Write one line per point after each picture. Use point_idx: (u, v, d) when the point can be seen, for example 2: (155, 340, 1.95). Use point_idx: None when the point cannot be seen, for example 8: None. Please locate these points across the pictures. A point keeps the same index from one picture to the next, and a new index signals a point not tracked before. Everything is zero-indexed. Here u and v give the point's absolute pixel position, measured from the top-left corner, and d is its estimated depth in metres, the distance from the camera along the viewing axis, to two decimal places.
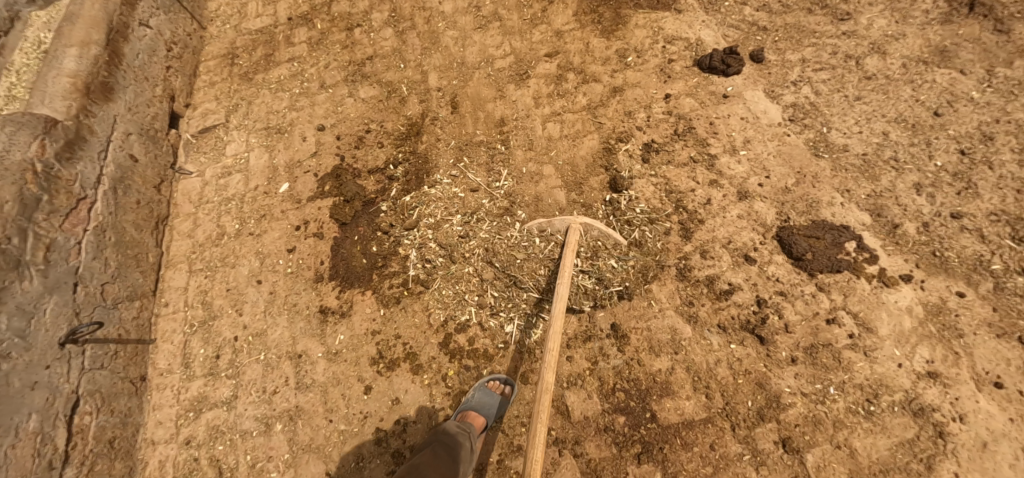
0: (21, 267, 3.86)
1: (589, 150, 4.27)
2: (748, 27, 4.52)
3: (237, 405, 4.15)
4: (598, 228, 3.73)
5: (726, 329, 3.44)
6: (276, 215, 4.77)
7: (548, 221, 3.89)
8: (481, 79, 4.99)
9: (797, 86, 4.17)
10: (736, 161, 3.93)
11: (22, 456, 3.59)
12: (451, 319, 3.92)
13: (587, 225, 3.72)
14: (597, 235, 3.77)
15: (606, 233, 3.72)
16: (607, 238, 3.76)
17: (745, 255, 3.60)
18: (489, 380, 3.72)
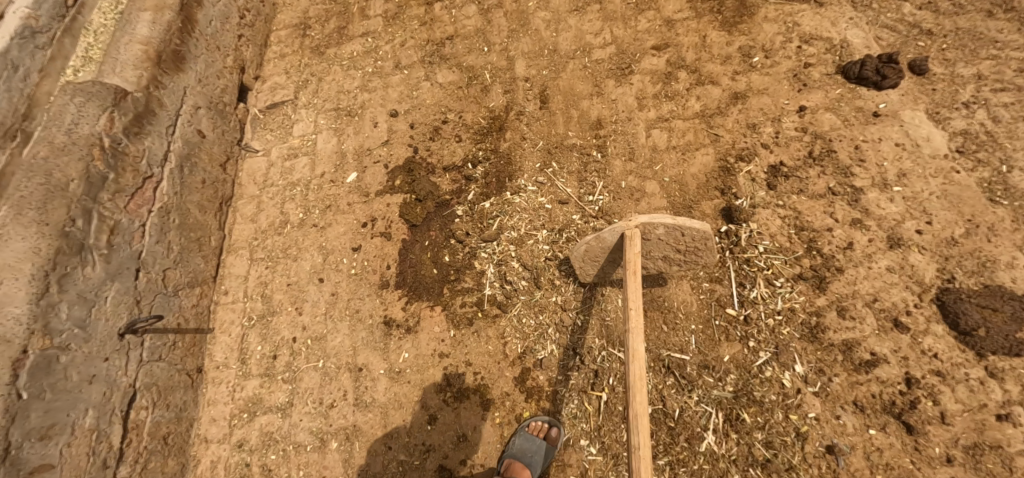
0: (83, 252, 3.53)
1: (701, 167, 3.67)
2: (907, 30, 3.75)
3: (293, 414, 3.87)
4: (663, 223, 3.01)
5: (865, 409, 2.91)
6: (342, 207, 4.38)
7: (596, 237, 3.16)
8: (576, 70, 4.40)
9: (970, 109, 3.41)
10: (887, 199, 3.27)
11: (77, 454, 3.34)
12: (530, 352, 3.47)
13: (648, 226, 3.01)
14: (666, 232, 3.05)
15: (677, 227, 2.97)
16: (679, 235, 3.03)
17: (895, 320, 3.01)
18: (529, 423, 3.27)
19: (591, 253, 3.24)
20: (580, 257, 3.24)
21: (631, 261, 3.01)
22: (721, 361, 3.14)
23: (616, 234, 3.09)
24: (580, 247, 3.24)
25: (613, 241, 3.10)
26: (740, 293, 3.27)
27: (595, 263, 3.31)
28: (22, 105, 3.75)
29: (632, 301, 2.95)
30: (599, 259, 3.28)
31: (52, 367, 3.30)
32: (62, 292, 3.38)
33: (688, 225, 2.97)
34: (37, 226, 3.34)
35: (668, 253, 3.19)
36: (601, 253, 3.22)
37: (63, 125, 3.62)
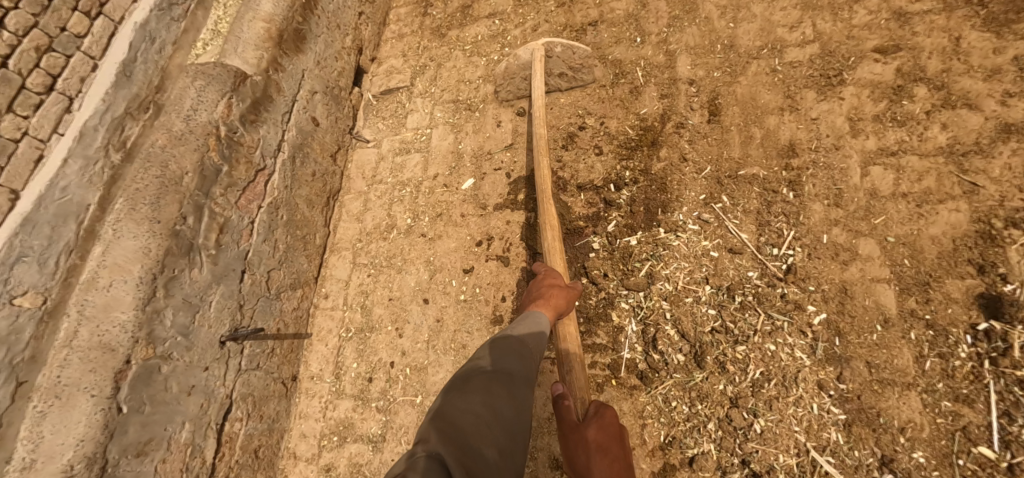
0: (192, 252, 3.11)
1: (946, 228, 2.74)
2: None
3: (384, 450, 3.34)
4: (560, 43, 3.64)
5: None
6: (454, 218, 3.77)
7: (513, 57, 3.78)
8: (759, 74, 3.44)
9: None
10: None
11: (169, 472, 2.89)
12: (676, 446, 2.69)
13: (549, 45, 3.64)
14: (563, 51, 3.67)
15: (570, 46, 3.64)
16: (571, 53, 3.68)
17: None
18: None
19: (510, 72, 3.84)
20: (501, 72, 3.84)
21: (537, 69, 3.64)
22: None
23: (529, 54, 3.73)
24: (502, 64, 3.85)
25: (526, 58, 3.73)
26: (1004, 426, 2.37)
27: (514, 82, 3.90)
28: (156, 77, 3.33)
29: (537, 82, 3.58)
30: (516, 78, 3.86)
31: (153, 378, 2.87)
32: (168, 296, 2.96)
33: (579, 46, 3.65)
34: (149, 224, 2.92)
35: (564, 73, 3.79)
36: (519, 71, 3.81)
37: (181, 112, 3.20)
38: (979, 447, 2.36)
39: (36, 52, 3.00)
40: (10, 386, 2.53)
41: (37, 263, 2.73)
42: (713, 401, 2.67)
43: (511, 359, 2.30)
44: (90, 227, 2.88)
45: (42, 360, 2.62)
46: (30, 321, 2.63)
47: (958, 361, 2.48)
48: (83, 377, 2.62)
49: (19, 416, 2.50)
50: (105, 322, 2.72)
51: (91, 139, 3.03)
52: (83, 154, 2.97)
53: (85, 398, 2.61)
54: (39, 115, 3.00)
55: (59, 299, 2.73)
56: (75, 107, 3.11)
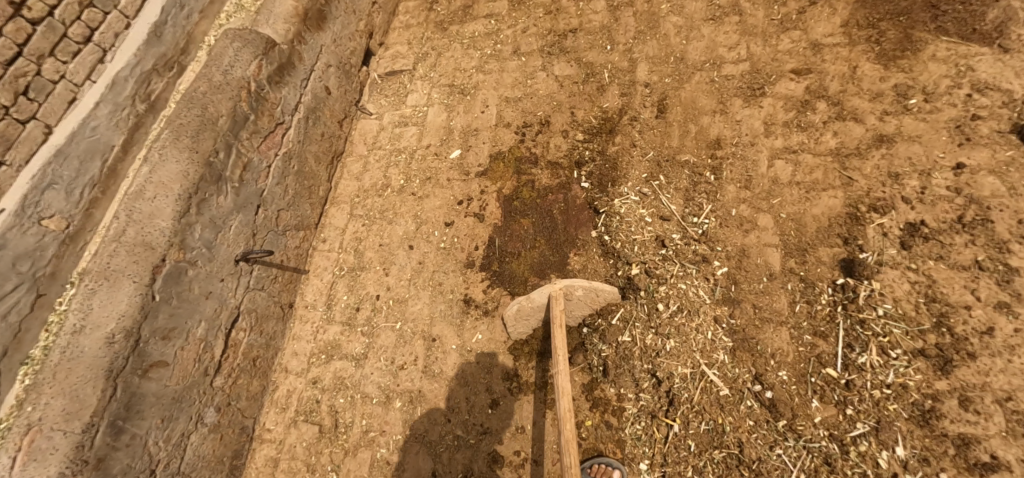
0: (220, 182, 3.66)
1: (825, 210, 3.52)
2: None
3: (365, 366, 3.89)
4: (581, 286, 3.34)
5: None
6: (442, 182, 4.44)
7: (526, 297, 3.43)
8: (701, 83, 4.22)
9: None
10: None
11: (186, 359, 3.39)
12: (604, 363, 3.36)
13: (570, 289, 3.33)
14: (584, 294, 3.37)
15: (592, 290, 3.33)
16: (594, 296, 3.38)
17: None
18: (591, 464, 3.11)
19: (522, 312, 3.46)
20: (512, 314, 3.45)
21: (556, 328, 3.28)
22: (812, 421, 2.98)
23: (544, 296, 3.38)
24: (512, 305, 3.47)
25: (542, 301, 3.38)
26: (846, 355, 3.10)
27: (525, 322, 3.54)
28: (182, 40, 4.03)
29: (560, 350, 3.19)
30: (531, 318, 3.51)
31: (182, 278, 3.38)
32: (199, 214, 3.49)
33: (602, 289, 3.35)
34: (189, 153, 3.48)
35: (583, 312, 3.49)
36: (532, 311, 3.46)
37: (220, 66, 3.79)
38: (827, 368, 3.07)
39: (79, 6, 3.62)
40: (32, 297, 3.25)
41: (65, 192, 3.46)
42: (633, 326, 3.38)
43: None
44: (110, 168, 3.61)
45: (60, 278, 3.34)
46: (53, 242, 3.35)
47: (820, 306, 3.23)
48: (127, 267, 3.14)
49: (36, 323, 3.22)
50: (148, 226, 3.25)
51: (121, 89, 3.74)
52: (112, 101, 3.70)
53: (129, 282, 3.13)
54: (76, 63, 3.64)
55: (78, 226, 3.46)
56: (107, 60, 3.76)
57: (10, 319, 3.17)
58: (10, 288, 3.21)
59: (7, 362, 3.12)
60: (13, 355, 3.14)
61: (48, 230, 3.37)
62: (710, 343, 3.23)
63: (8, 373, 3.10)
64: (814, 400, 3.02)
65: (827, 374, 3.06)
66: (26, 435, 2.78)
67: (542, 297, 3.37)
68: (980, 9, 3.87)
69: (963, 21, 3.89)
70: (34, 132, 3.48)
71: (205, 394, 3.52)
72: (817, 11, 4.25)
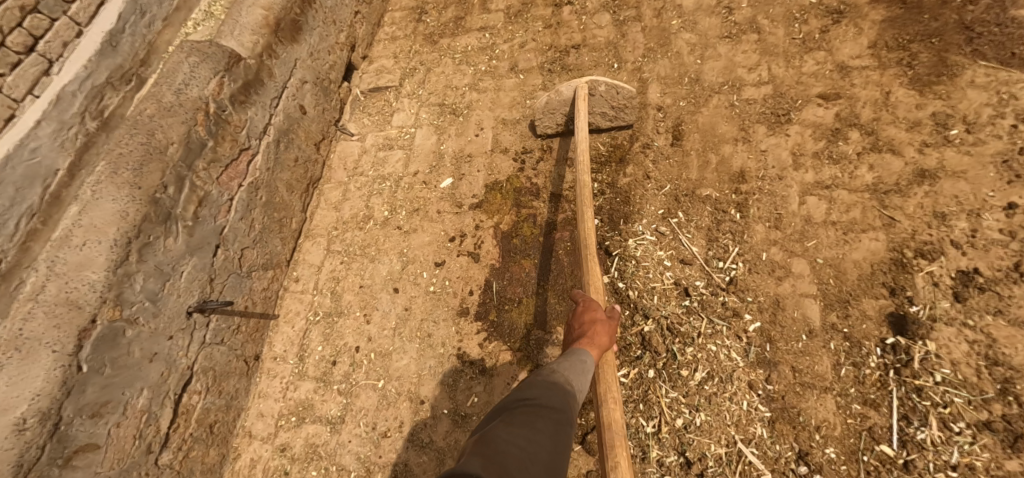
0: (169, 221, 3.10)
1: (867, 255, 3.13)
2: None
3: (343, 432, 3.38)
4: (605, 82, 3.57)
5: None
6: (431, 213, 3.95)
7: (555, 92, 3.67)
8: (720, 107, 3.83)
9: None
10: None
11: (123, 437, 2.83)
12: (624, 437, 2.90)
13: (594, 82, 3.55)
14: (606, 91, 3.60)
15: (614, 86, 3.55)
16: (614, 93, 3.61)
17: None
18: None
19: (550, 107, 3.73)
20: (541, 107, 3.72)
21: (580, 106, 3.52)
22: None
23: (572, 90, 3.63)
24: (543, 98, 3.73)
25: (569, 94, 3.62)
26: (902, 430, 2.69)
27: (554, 116, 3.80)
28: (142, 50, 3.65)
29: (582, 122, 3.47)
30: (558, 113, 3.77)
31: (117, 340, 2.82)
32: (141, 261, 2.94)
33: (623, 87, 3.56)
34: (130, 189, 2.92)
35: (605, 113, 3.74)
36: (560, 106, 3.72)
37: (172, 85, 3.26)
38: (881, 445, 2.67)
39: (21, 12, 3.24)
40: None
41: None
42: (654, 393, 2.94)
43: (528, 394, 2.25)
44: (53, 192, 3.11)
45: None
46: None
47: (869, 370, 2.82)
48: (46, 332, 2.57)
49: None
50: (74, 280, 2.68)
51: (68, 103, 3.33)
52: (58, 117, 3.28)
53: (46, 353, 2.54)
54: (17, 75, 3.25)
55: (11, 261, 2.92)
56: (53, 72, 3.36)
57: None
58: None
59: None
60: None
61: None
62: (745, 413, 2.81)
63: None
64: None
65: (883, 454, 2.65)
66: None
67: (569, 90, 3.61)
68: (1018, 31, 3.53)
69: (1000, 44, 3.55)
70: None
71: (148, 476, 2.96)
72: (843, 31, 3.90)
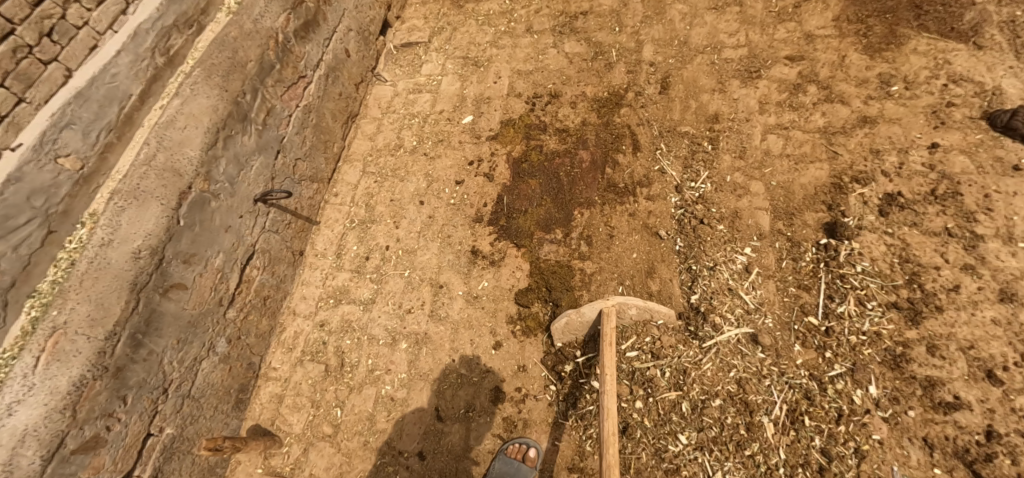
0: (246, 122, 3.84)
1: (812, 180, 3.81)
2: None
3: (373, 310, 4.07)
4: (634, 304, 3.43)
5: (934, 449, 2.96)
6: (454, 144, 4.66)
7: (576, 312, 3.47)
8: (702, 64, 4.52)
9: None
10: (1010, 253, 3.33)
11: (203, 286, 3.53)
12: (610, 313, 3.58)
13: (622, 306, 3.40)
14: (635, 312, 3.45)
15: (645, 309, 3.40)
16: (645, 315, 3.45)
17: (988, 372, 3.06)
18: (511, 444, 3.37)
19: (570, 327, 3.51)
20: (562, 329, 3.49)
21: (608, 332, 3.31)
22: (794, 363, 3.23)
23: (595, 311, 3.46)
24: (562, 319, 3.51)
25: (593, 317, 3.44)
26: (827, 306, 3.37)
27: (574, 337, 3.57)
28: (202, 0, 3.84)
29: (607, 368, 3.17)
30: (578, 334, 3.55)
31: (205, 207, 3.54)
32: (224, 149, 3.67)
33: (655, 308, 3.41)
34: (219, 91, 3.65)
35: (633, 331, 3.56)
36: (581, 327, 3.51)
37: (251, 14, 3.94)
38: (809, 317, 3.34)
39: None
40: (43, 232, 3.21)
41: (82, 133, 3.39)
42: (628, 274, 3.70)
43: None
44: (127, 115, 3.53)
45: (72, 216, 3.29)
46: (68, 181, 3.30)
47: (805, 262, 3.51)
48: (156, 189, 3.28)
49: (46, 257, 3.20)
50: (177, 154, 3.40)
51: (142, 40, 3.61)
52: (134, 51, 3.58)
53: (157, 204, 3.27)
54: (100, 12, 3.56)
55: (93, 168, 3.40)
56: (130, 12, 3.67)
57: (20, 251, 3.15)
58: (22, 220, 3.16)
59: (14, 295, 3.08)
60: (21, 287, 3.11)
61: (63, 169, 3.32)
62: (704, 291, 3.47)
63: (15, 304, 3.08)
64: (796, 345, 3.28)
65: (806, 320, 3.34)
66: (51, 337, 2.87)
67: (594, 313, 3.44)
68: (959, 10, 4.19)
69: (942, 20, 4.22)
70: (54, 73, 3.40)
71: (218, 323, 3.66)
72: (811, 6, 4.58)
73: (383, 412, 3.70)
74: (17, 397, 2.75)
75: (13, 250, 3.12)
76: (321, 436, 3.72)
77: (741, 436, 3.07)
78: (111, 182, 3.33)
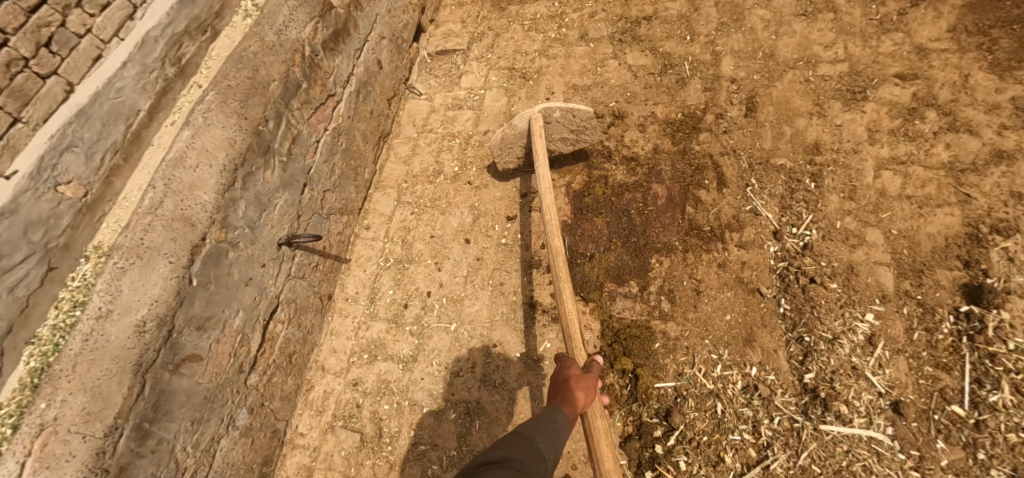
0: (268, 154, 3.28)
1: (941, 228, 3.19)
2: None
3: (415, 369, 3.51)
4: (558, 107, 3.50)
5: None
6: (502, 171, 4.07)
7: (508, 126, 3.62)
8: (794, 82, 3.87)
9: None
10: None
11: (221, 353, 2.99)
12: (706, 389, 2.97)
13: (547, 111, 3.50)
14: (562, 116, 3.52)
15: (568, 110, 3.48)
16: (571, 116, 3.52)
17: None
18: None
19: (507, 141, 3.66)
20: (497, 145, 3.66)
21: (536, 141, 3.51)
22: (939, 464, 2.65)
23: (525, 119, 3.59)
24: (497, 136, 3.68)
25: (522, 124, 3.58)
26: (974, 392, 2.77)
27: (511, 152, 3.76)
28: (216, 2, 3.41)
29: (539, 157, 3.48)
30: (514, 146, 3.71)
31: (221, 260, 2.99)
32: (244, 189, 3.11)
33: (578, 108, 3.48)
34: (237, 119, 3.08)
35: (564, 135, 3.68)
36: (517, 139, 3.65)
37: (273, 25, 3.34)
38: (952, 406, 2.75)
39: None
40: (42, 270, 2.84)
41: (83, 155, 3.02)
42: (721, 342, 3.09)
43: (523, 454, 2.16)
44: (134, 133, 3.16)
45: (75, 249, 2.93)
46: (69, 210, 2.95)
47: (941, 335, 2.91)
48: (164, 244, 2.73)
49: (46, 298, 2.79)
50: (189, 200, 2.84)
51: (149, 49, 3.22)
52: (141, 62, 3.19)
53: (165, 262, 2.72)
54: (104, 17, 3.15)
55: (97, 194, 3.05)
56: (137, 17, 3.26)
57: (17, 292, 2.77)
58: (16, 259, 2.81)
59: (10, 342, 2.69)
60: (17, 333, 2.72)
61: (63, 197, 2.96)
62: (822, 372, 2.88)
63: (11, 351, 2.67)
64: (939, 441, 2.70)
65: (949, 413, 2.74)
66: (37, 437, 2.37)
67: (522, 122, 3.58)
68: None
69: None
70: (54, 88, 3.02)
71: (238, 393, 3.12)
72: (920, 14, 3.87)
73: None
74: None
75: (8, 291, 2.75)
76: None
77: None
78: (117, 207, 3.01)
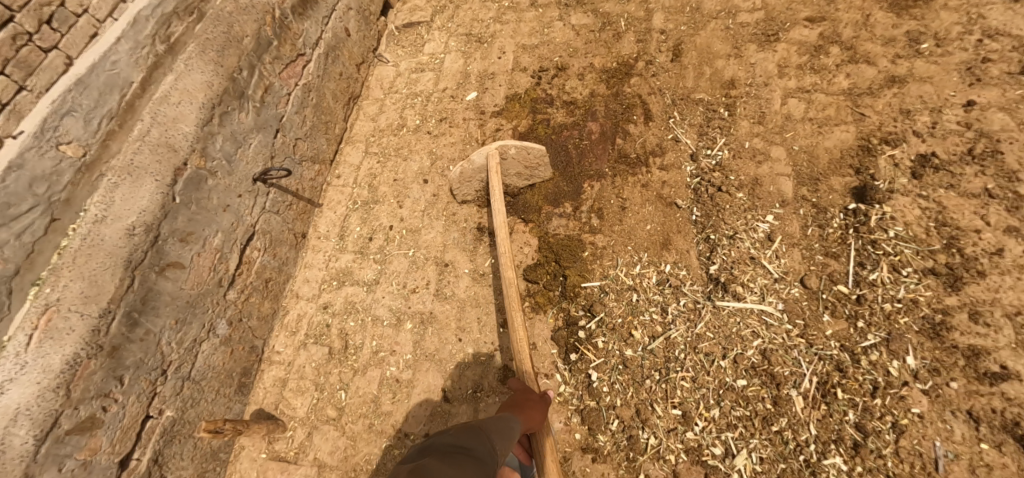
0: (243, 99, 3.74)
1: (837, 143, 3.57)
2: None
3: (377, 291, 3.92)
4: (513, 145, 3.65)
5: (980, 423, 2.71)
6: (458, 122, 4.51)
7: (467, 161, 3.79)
8: (716, 30, 4.26)
9: None
10: None
11: (202, 265, 3.44)
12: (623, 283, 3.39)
13: (502, 148, 3.66)
14: (517, 153, 3.68)
15: (523, 148, 3.63)
16: (525, 153, 3.68)
17: None
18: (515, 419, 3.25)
19: (465, 176, 3.84)
20: (456, 178, 3.84)
21: (492, 179, 3.67)
22: (824, 334, 3.03)
23: (482, 157, 3.75)
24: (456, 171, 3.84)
25: (480, 162, 3.75)
26: (858, 274, 3.15)
27: (470, 184, 3.93)
28: None
29: (496, 197, 3.63)
30: (473, 180, 3.89)
31: (201, 185, 3.45)
32: (221, 126, 3.57)
33: (533, 147, 3.64)
34: (214, 66, 3.53)
35: (520, 171, 3.83)
36: (474, 174, 3.83)
37: None
38: (838, 286, 3.13)
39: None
40: (46, 220, 2.86)
41: (83, 120, 3.01)
42: (642, 248, 3.48)
43: (484, 449, 2.34)
44: (130, 103, 3.16)
45: (76, 204, 2.95)
46: (70, 168, 2.95)
47: (832, 229, 3.29)
48: (150, 165, 3.16)
49: (50, 245, 2.85)
50: (172, 130, 3.28)
51: (141, 27, 3.23)
52: (133, 38, 3.19)
53: (151, 180, 3.16)
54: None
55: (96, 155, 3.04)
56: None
57: (23, 239, 2.80)
58: (24, 208, 2.81)
59: (16, 284, 2.75)
60: (25, 275, 2.78)
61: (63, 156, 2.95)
62: (723, 263, 3.29)
63: (20, 291, 2.75)
64: (825, 315, 3.08)
65: (834, 292, 3.12)
66: (43, 314, 2.76)
67: (479, 158, 3.75)
68: None
69: None
70: (55, 61, 2.98)
71: (219, 304, 3.55)
72: None
73: (387, 394, 3.57)
74: (9, 375, 2.65)
75: (15, 239, 2.78)
76: (324, 419, 3.59)
77: (770, 414, 2.91)
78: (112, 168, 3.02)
